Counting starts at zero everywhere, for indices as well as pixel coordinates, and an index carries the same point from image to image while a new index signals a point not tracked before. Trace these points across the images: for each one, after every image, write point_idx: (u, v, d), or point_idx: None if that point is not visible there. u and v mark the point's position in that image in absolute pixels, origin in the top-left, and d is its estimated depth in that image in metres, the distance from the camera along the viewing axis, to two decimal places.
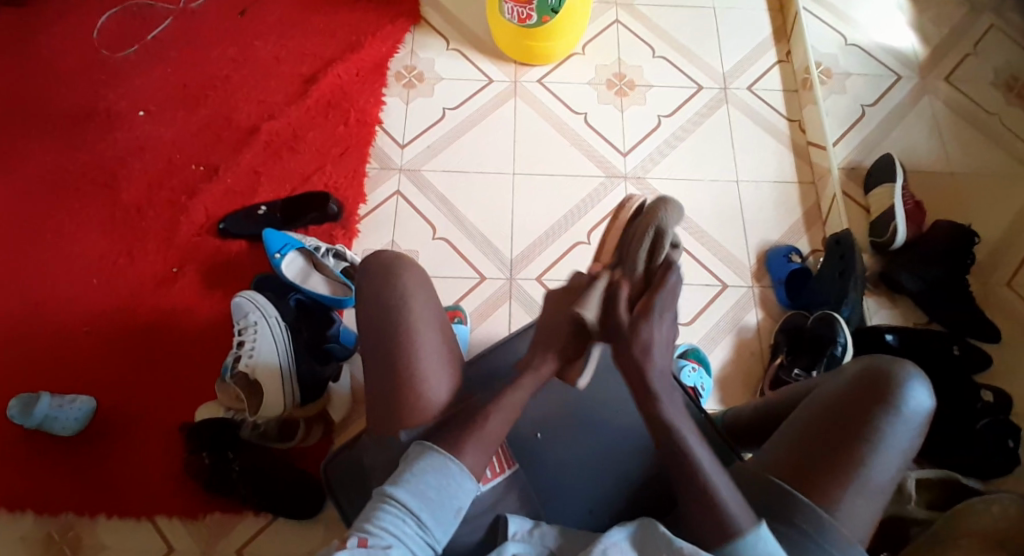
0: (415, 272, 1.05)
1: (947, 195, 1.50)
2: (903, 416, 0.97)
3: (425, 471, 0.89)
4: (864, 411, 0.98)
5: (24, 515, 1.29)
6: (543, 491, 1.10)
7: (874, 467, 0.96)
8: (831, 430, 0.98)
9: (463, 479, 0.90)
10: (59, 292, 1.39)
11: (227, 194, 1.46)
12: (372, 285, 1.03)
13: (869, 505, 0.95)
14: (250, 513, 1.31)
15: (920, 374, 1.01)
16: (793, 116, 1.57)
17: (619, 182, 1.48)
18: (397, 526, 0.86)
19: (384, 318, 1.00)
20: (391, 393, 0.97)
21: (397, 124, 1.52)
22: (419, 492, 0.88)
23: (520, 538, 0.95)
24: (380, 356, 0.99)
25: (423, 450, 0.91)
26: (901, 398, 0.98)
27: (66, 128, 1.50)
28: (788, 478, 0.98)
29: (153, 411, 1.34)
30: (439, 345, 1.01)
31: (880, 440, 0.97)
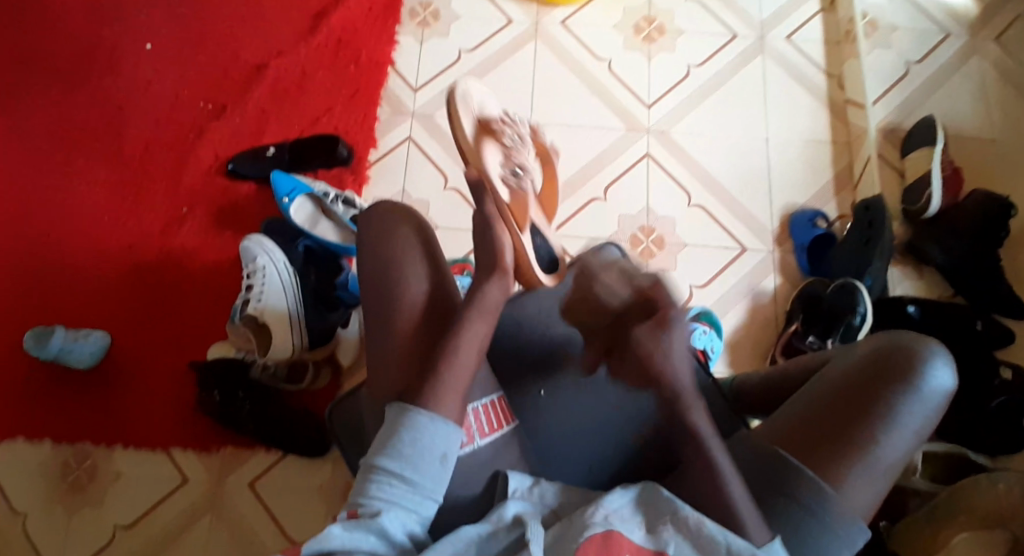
0: (414, 223, 1.02)
1: (988, 162, 1.42)
2: (920, 393, 0.93)
3: (400, 432, 0.85)
4: (879, 389, 0.94)
5: (42, 443, 1.33)
6: (545, 457, 1.00)
7: (884, 447, 0.92)
8: (844, 405, 0.94)
9: (437, 427, 0.86)
10: (70, 227, 1.40)
11: (236, 135, 1.44)
12: (369, 234, 1.00)
13: (875, 482, 0.91)
14: (261, 448, 1.35)
15: (944, 354, 0.96)
16: (831, 70, 1.49)
17: (642, 135, 1.43)
18: (385, 491, 0.83)
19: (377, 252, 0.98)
20: (381, 350, 0.94)
21: (411, 66, 1.48)
22: (399, 454, 0.84)
23: (519, 496, 0.87)
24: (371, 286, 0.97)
25: (396, 412, 0.87)
26: (921, 377, 0.94)
27: (76, 63, 1.49)
28: (792, 450, 0.94)
29: (164, 348, 1.36)
30: (428, 292, 0.97)
31: (893, 419, 0.92)
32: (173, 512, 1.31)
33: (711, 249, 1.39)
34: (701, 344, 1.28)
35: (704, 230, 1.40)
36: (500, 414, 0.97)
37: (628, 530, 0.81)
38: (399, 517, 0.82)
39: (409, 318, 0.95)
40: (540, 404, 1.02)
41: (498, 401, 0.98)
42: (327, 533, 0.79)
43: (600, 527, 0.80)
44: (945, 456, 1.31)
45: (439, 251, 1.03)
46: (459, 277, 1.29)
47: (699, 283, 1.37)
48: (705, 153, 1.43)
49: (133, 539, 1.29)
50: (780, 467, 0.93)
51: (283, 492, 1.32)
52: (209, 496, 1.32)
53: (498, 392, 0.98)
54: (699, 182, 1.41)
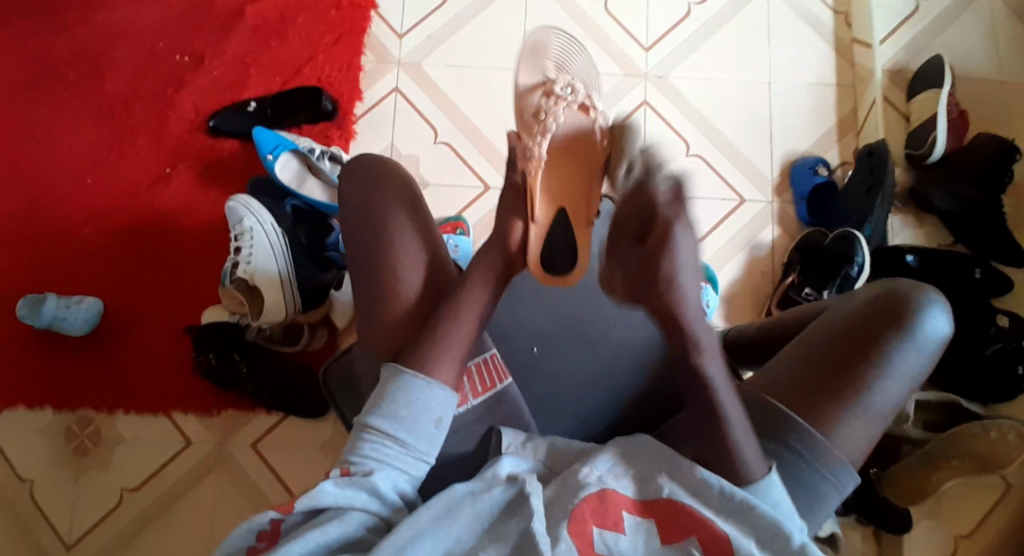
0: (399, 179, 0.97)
1: (996, 104, 1.37)
2: (915, 340, 0.91)
3: (392, 393, 0.86)
4: (872, 335, 0.91)
5: (43, 410, 1.33)
6: (543, 406, 1.03)
7: (876, 394, 0.90)
8: (837, 351, 0.92)
9: (432, 391, 0.86)
10: (50, 191, 1.35)
11: (214, 88, 1.37)
12: (348, 190, 0.96)
13: (866, 428, 0.90)
14: (261, 410, 1.34)
15: (939, 299, 0.93)
16: (839, 6, 1.42)
17: (639, 81, 1.37)
18: (378, 451, 0.84)
19: (365, 221, 0.95)
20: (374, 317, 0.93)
21: (395, 9, 1.40)
22: (392, 413, 0.85)
23: (513, 451, 0.88)
24: (360, 259, 0.94)
25: (390, 374, 0.87)
26: (916, 323, 0.91)
27: (40, 11, 1.41)
28: (783, 398, 0.92)
29: (157, 313, 1.34)
30: (418, 252, 0.94)
31: (886, 366, 0.90)
32: (178, 474, 1.32)
33: (709, 201, 1.36)
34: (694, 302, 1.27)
35: (703, 181, 1.36)
36: (494, 372, 0.97)
37: (621, 487, 0.83)
38: (390, 476, 0.83)
39: (402, 277, 0.93)
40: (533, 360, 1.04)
41: (493, 359, 0.98)
42: (319, 489, 0.80)
43: (594, 487, 0.82)
44: (938, 404, 1.30)
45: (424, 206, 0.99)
46: (454, 237, 1.26)
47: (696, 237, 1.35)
48: (705, 98, 1.38)
49: (141, 501, 1.31)
50: (772, 415, 0.91)
51: (285, 452, 1.33)
52: (212, 458, 1.32)
53: (493, 348, 0.99)
54: (698, 130, 1.37)
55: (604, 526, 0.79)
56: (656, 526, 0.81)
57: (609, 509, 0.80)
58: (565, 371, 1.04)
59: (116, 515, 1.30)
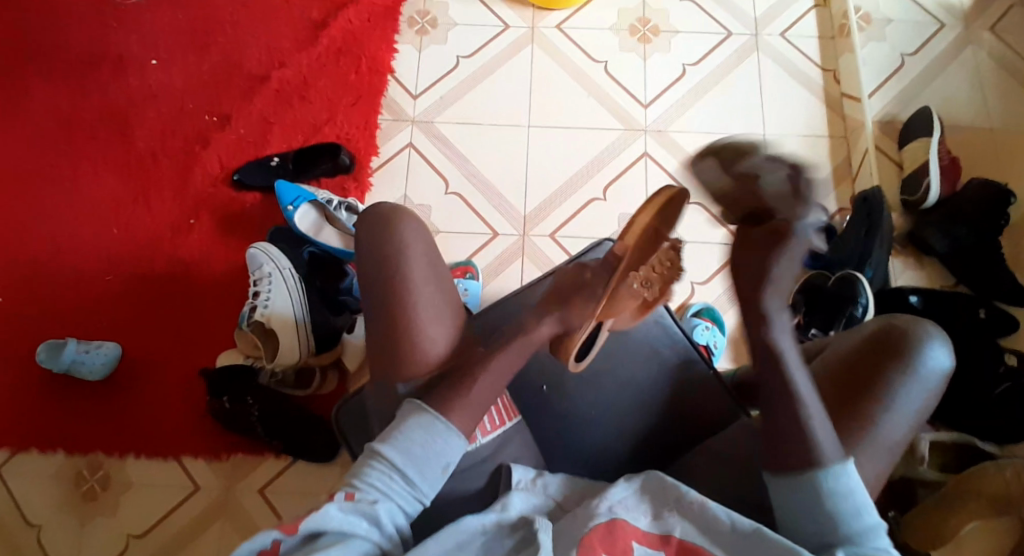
0: (417, 226, 0.97)
1: (986, 151, 1.41)
2: (918, 375, 0.92)
3: (410, 429, 0.86)
4: (875, 370, 0.93)
5: (55, 454, 1.34)
6: (552, 440, 1.04)
7: (883, 429, 0.91)
8: (841, 387, 0.93)
9: (448, 437, 0.86)
10: (79, 240, 1.42)
11: (239, 145, 1.46)
12: (365, 244, 0.96)
13: (878, 465, 0.90)
14: (271, 454, 1.34)
15: (940, 334, 0.94)
16: (827, 65, 1.50)
17: (640, 135, 1.45)
18: (384, 483, 0.83)
19: (382, 270, 0.94)
20: (391, 361, 0.92)
21: (410, 73, 1.50)
22: (405, 449, 0.85)
23: (523, 487, 0.89)
24: (375, 309, 0.93)
25: (408, 410, 0.88)
26: (918, 357, 0.92)
27: (81, 78, 1.52)
28: None
29: (173, 356, 1.37)
30: (442, 302, 0.94)
31: (890, 401, 0.91)
32: (183, 520, 1.30)
33: (709, 244, 1.41)
34: (704, 340, 1.30)
35: None
36: (504, 410, 0.97)
37: (633, 518, 0.83)
38: (392, 512, 0.82)
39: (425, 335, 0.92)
40: (541, 396, 1.04)
41: (504, 397, 0.98)
42: (322, 512, 0.78)
43: (604, 517, 0.82)
44: (952, 446, 1.28)
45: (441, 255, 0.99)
46: (463, 281, 1.30)
47: (700, 280, 1.39)
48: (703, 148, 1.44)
49: (146, 548, 1.29)
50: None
51: (294, 498, 1.32)
52: (220, 504, 1.31)
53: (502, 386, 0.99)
54: None
55: (612, 554, 0.80)
56: (667, 554, 0.81)
57: (617, 539, 0.81)
58: (573, 407, 1.04)
59: None
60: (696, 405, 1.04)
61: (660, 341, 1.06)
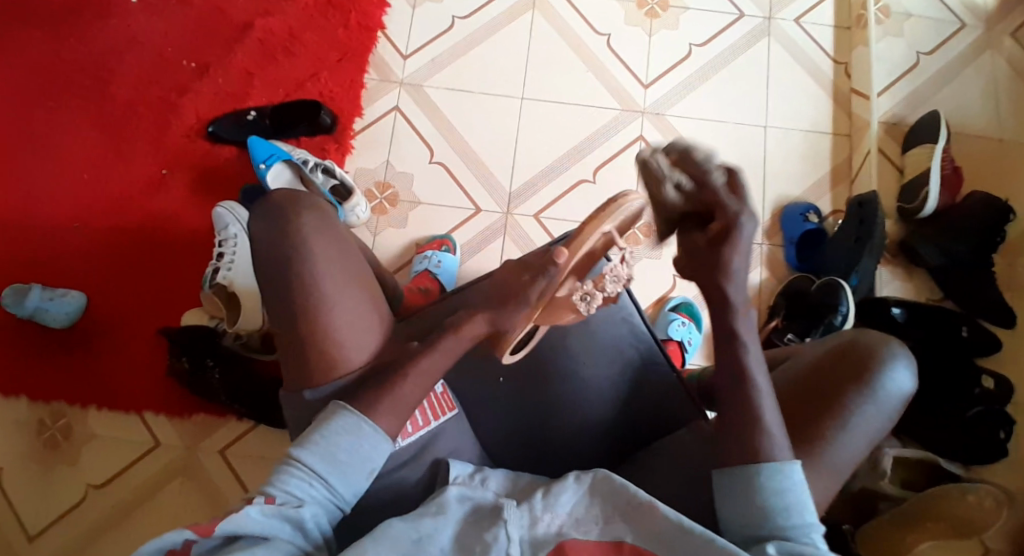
0: (323, 215, 0.94)
1: (991, 162, 1.36)
2: (877, 397, 0.89)
3: (333, 433, 0.84)
4: (835, 388, 0.89)
5: (17, 401, 1.32)
6: (510, 441, 0.99)
7: (836, 450, 0.87)
8: (798, 403, 0.90)
9: (374, 440, 0.85)
10: (48, 183, 1.37)
11: (217, 96, 1.40)
12: (262, 232, 0.93)
13: (830, 486, 0.87)
14: (233, 417, 1.32)
15: (904, 355, 0.91)
16: (839, 57, 1.43)
17: (636, 116, 1.38)
18: (305, 489, 0.82)
19: (287, 265, 0.90)
20: (306, 357, 0.90)
21: (402, 31, 1.42)
22: (327, 454, 0.83)
23: (461, 482, 0.88)
24: (288, 302, 0.90)
25: (332, 408, 0.86)
26: (879, 378, 0.89)
27: (57, 10, 1.44)
28: None
29: (139, 311, 1.34)
30: (352, 290, 0.91)
31: (847, 421, 0.88)
32: (141, 476, 1.29)
33: None
34: (677, 337, 1.29)
35: None
36: (432, 409, 0.95)
37: (584, 533, 0.81)
38: (315, 518, 0.81)
39: (339, 327, 0.90)
40: (499, 389, 1.00)
41: (439, 392, 0.97)
42: (241, 513, 0.77)
43: (552, 544, 0.81)
44: (917, 463, 1.28)
45: (351, 244, 0.96)
46: (439, 253, 1.28)
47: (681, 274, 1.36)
48: (701, 138, 1.39)
49: (102, 501, 1.28)
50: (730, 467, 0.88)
51: (254, 462, 1.30)
52: (180, 462, 1.30)
53: (437, 385, 0.97)
54: None
55: None
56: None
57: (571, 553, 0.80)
58: (529, 405, 0.99)
59: (76, 513, 1.28)
60: (653, 408, 1.00)
61: (623, 342, 1.01)
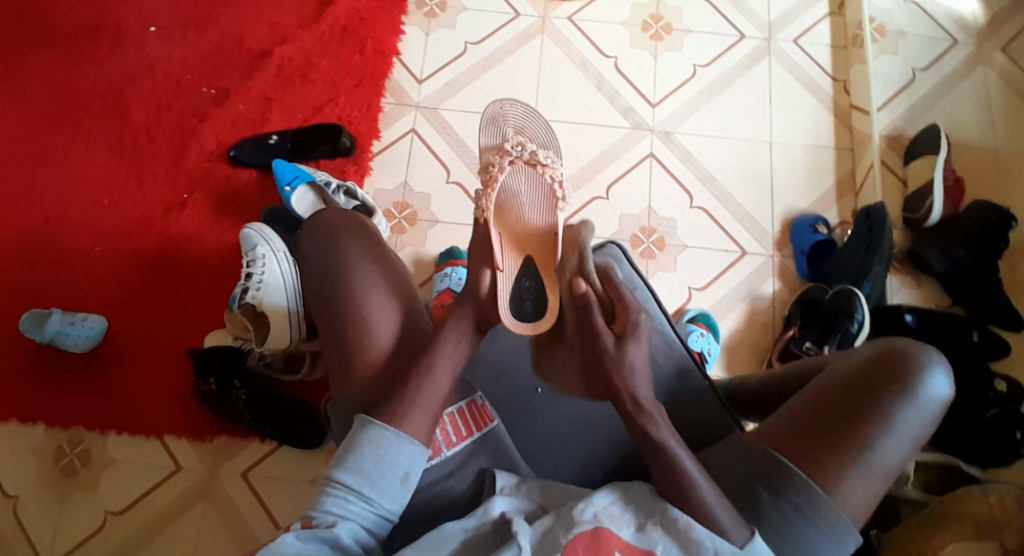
0: (366, 235, 0.97)
1: (990, 173, 1.40)
2: (918, 401, 0.90)
3: (361, 446, 0.84)
4: (875, 393, 0.91)
5: (35, 427, 1.30)
6: (552, 454, 1.00)
7: (880, 452, 0.89)
8: (838, 407, 0.91)
9: (402, 447, 0.85)
10: (70, 210, 1.39)
11: (237, 122, 1.43)
12: (311, 249, 0.96)
13: (869, 487, 0.89)
14: (256, 437, 1.31)
15: (941, 361, 0.93)
16: (837, 75, 1.50)
17: (645, 134, 1.44)
18: (341, 507, 0.82)
19: (328, 280, 0.93)
20: (346, 364, 0.91)
21: (416, 57, 1.48)
22: (358, 468, 0.84)
23: (507, 493, 0.87)
24: (329, 309, 0.92)
25: (359, 424, 0.86)
26: (917, 383, 0.91)
27: (78, 42, 1.48)
28: (786, 451, 0.91)
29: (159, 333, 1.34)
30: (389, 297, 0.93)
31: (888, 425, 0.89)
32: (162, 501, 1.28)
33: (709, 251, 1.39)
34: (698, 347, 1.28)
35: (706, 232, 1.40)
36: (472, 420, 0.95)
37: (616, 527, 0.82)
38: (353, 532, 0.81)
39: (376, 332, 0.91)
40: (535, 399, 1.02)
41: (479, 403, 0.96)
42: (281, 540, 0.79)
43: (588, 524, 0.81)
44: (938, 467, 1.26)
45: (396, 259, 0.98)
46: (456, 270, 1.29)
47: (699, 285, 1.37)
48: (708, 154, 1.44)
49: (123, 528, 1.27)
50: (771, 465, 0.91)
51: (276, 483, 1.29)
52: (202, 485, 1.29)
53: (475, 395, 0.97)
54: (699, 184, 1.42)
55: None
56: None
57: (602, 545, 0.80)
58: (570, 414, 1.01)
59: (95, 539, 1.26)
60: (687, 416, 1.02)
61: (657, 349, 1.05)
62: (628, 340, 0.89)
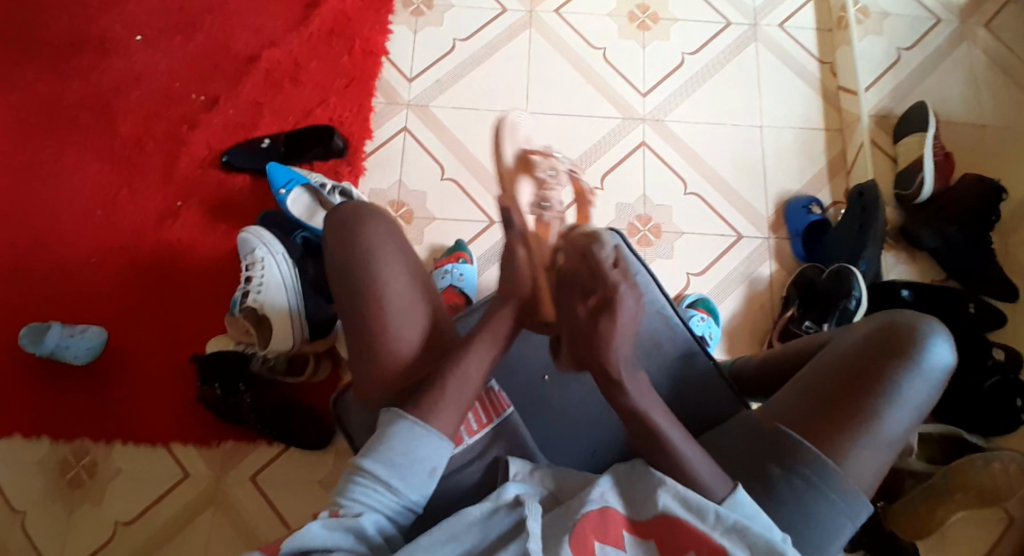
0: (390, 227, 0.96)
1: (976, 148, 1.42)
2: (921, 371, 0.90)
3: (391, 438, 0.85)
4: (880, 365, 0.91)
5: (39, 442, 1.30)
6: (561, 440, 1.00)
7: (888, 423, 0.90)
8: (844, 382, 0.91)
9: (431, 442, 0.85)
10: (64, 222, 1.39)
11: (229, 127, 1.43)
12: (343, 250, 0.94)
13: (879, 457, 0.90)
14: (262, 442, 1.31)
15: (942, 331, 0.93)
16: (824, 58, 1.51)
17: (636, 124, 1.45)
18: (369, 496, 0.83)
19: (356, 276, 0.93)
20: (375, 365, 0.92)
21: (405, 56, 1.48)
22: (386, 459, 0.84)
23: (519, 479, 0.87)
24: (357, 311, 0.92)
25: (390, 418, 0.86)
26: (919, 353, 0.91)
27: (66, 54, 1.48)
28: (795, 427, 0.92)
29: (160, 341, 1.34)
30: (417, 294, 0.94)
31: (894, 396, 0.90)
32: (172, 510, 1.27)
33: (707, 236, 1.40)
34: (698, 331, 1.29)
35: (701, 218, 1.41)
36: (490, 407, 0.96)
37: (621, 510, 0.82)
38: (377, 522, 0.82)
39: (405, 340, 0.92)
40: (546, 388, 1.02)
41: (493, 391, 0.97)
42: (305, 529, 0.79)
43: (595, 504, 0.82)
44: (942, 438, 1.25)
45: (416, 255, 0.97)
46: (458, 265, 1.30)
47: (696, 271, 1.38)
48: (700, 141, 1.45)
49: (132, 539, 1.26)
50: (781, 441, 0.91)
51: (284, 486, 1.29)
52: (212, 491, 1.28)
53: (492, 383, 0.98)
54: (690, 171, 1.43)
55: (605, 543, 0.79)
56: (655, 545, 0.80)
57: (609, 527, 0.80)
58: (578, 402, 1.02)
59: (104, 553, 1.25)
60: (705, 401, 1.03)
61: (663, 334, 1.05)
62: (602, 312, 0.81)
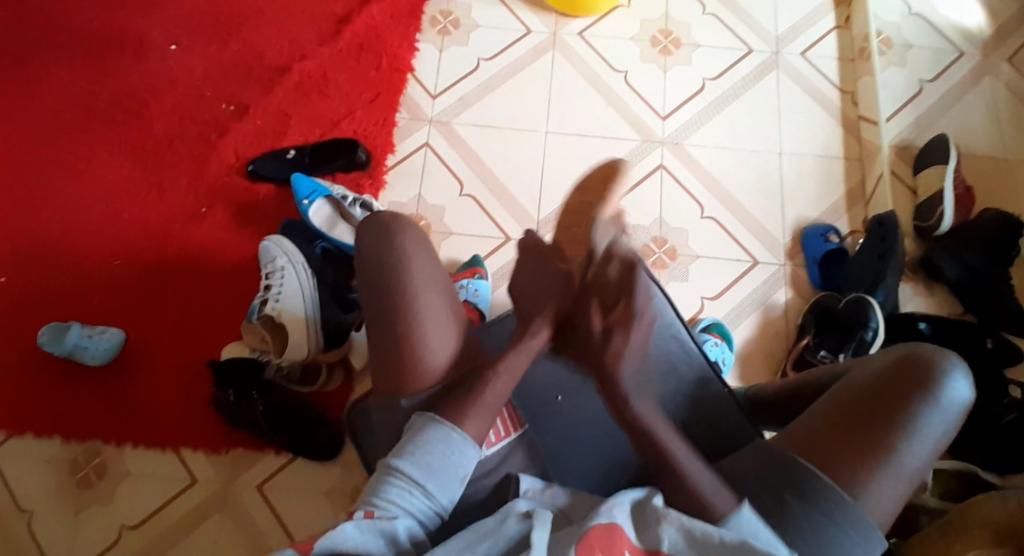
0: (422, 241, 0.97)
1: (996, 182, 1.41)
2: (943, 405, 0.90)
3: (428, 442, 0.85)
4: (900, 397, 0.90)
5: (52, 439, 1.31)
6: (568, 457, 1.00)
7: (907, 456, 0.88)
8: (863, 414, 0.90)
9: (465, 448, 0.86)
10: (89, 223, 1.41)
11: (255, 136, 1.46)
12: (376, 259, 0.94)
13: (896, 491, 0.88)
14: (271, 450, 1.31)
15: (962, 365, 0.93)
16: (846, 87, 1.52)
17: (656, 146, 1.46)
18: (403, 499, 0.82)
19: (385, 287, 0.93)
20: (396, 376, 0.92)
21: (431, 73, 1.51)
22: (422, 462, 0.84)
23: (530, 496, 0.86)
24: (384, 322, 0.93)
25: (423, 422, 0.87)
26: (940, 387, 0.90)
27: (100, 59, 1.51)
28: (813, 458, 0.90)
29: (177, 344, 1.35)
30: (442, 308, 0.94)
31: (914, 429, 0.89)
32: (179, 513, 1.28)
33: (723, 260, 1.40)
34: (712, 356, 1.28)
35: (718, 243, 1.41)
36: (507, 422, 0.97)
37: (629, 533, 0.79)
38: (410, 527, 0.80)
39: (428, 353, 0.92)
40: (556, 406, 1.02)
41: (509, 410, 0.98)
42: (338, 529, 0.76)
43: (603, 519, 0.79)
44: (956, 475, 1.22)
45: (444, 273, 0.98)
46: (473, 281, 1.30)
47: (710, 295, 1.38)
48: (720, 164, 1.45)
49: (139, 540, 1.27)
50: (798, 472, 0.90)
51: (291, 495, 1.29)
52: (219, 496, 1.29)
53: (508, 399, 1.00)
54: (709, 194, 1.43)
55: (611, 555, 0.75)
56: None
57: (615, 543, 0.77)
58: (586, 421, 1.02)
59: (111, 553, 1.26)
60: (720, 426, 1.02)
61: (677, 356, 1.06)
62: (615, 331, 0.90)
